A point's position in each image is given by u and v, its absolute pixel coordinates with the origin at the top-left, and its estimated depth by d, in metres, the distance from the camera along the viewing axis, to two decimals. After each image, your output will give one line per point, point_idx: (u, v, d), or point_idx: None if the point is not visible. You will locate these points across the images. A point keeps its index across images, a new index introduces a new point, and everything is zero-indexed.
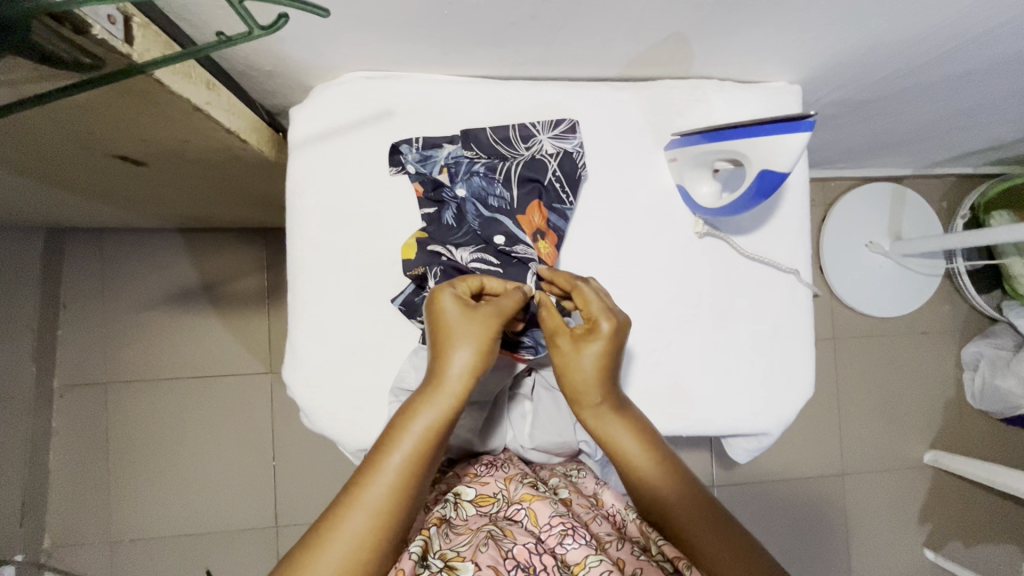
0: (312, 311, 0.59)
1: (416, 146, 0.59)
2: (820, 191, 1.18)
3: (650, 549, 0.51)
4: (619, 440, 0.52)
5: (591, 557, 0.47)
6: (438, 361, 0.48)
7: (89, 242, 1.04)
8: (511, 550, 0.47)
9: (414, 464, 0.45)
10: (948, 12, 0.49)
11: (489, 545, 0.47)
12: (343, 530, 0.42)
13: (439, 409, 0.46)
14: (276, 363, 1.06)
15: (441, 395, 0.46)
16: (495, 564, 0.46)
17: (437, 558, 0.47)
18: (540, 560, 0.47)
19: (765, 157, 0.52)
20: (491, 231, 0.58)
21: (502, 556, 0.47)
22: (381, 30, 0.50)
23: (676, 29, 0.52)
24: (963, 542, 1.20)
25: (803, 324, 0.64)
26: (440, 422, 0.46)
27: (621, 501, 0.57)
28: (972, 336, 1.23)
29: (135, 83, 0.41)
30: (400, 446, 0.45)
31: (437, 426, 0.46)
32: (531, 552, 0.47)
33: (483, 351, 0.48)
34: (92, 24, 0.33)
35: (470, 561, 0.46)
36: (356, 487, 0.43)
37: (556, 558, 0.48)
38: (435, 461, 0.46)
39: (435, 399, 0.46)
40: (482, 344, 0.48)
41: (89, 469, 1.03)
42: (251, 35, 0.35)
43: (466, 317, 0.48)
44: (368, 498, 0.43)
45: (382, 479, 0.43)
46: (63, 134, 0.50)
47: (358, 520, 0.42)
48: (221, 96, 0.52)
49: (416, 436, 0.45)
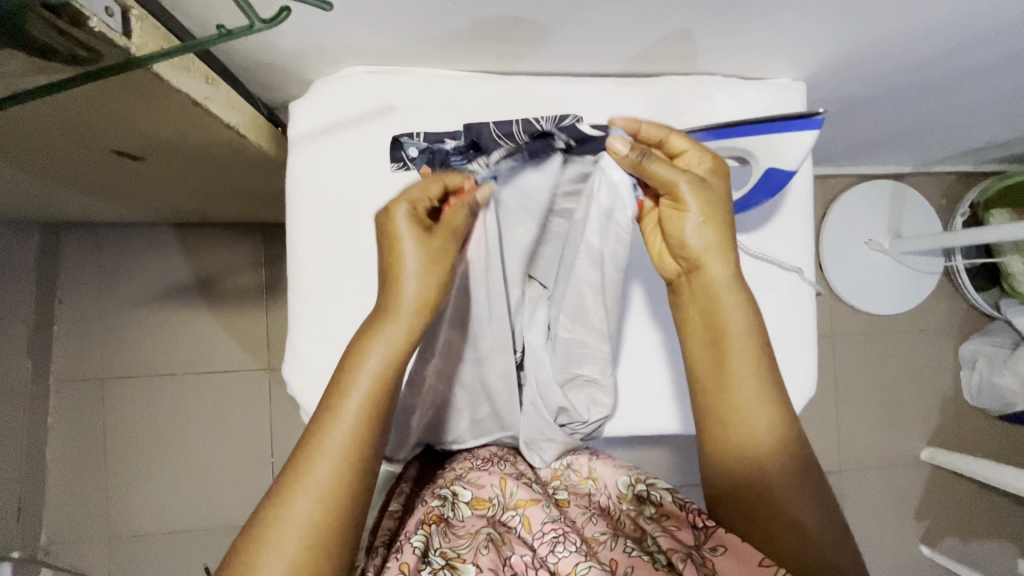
0: (313, 306, 0.58)
1: (419, 139, 0.56)
2: (821, 188, 1.17)
3: (645, 542, 0.52)
4: (730, 324, 0.52)
5: (581, 565, 0.48)
6: (389, 292, 0.47)
7: (83, 238, 1.03)
8: (510, 557, 0.50)
9: (370, 405, 0.46)
10: (957, 8, 0.49)
11: (488, 549, 0.50)
12: (308, 478, 0.44)
13: (390, 345, 0.47)
14: (274, 359, 1.06)
15: (390, 327, 0.47)
16: (495, 567, 0.49)
17: (438, 556, 0.49)
18: (535, 572, 0.49)
19: (772, 154, 0.52)
20: None
21: (500, 562, 0.49)
22: (382, 23, 0.49)
23: (682, 25, 0.51)
24: (959, 538, 1.21)
25: (806, 322, 0.64)
26: (391, 354, 0.47)
27: (614, 478, 0.58)
28: (970, 333, 1.23)
29: (133, 77, 0.40)
30: (353, 389, 0.46)
31: (387, 359, 0.46)
32: (528, 564, 0.50)
33: (433, 274, 0.47)
34: (90, 17, 0.32)
35: (470, 563, 0.48)
36: (316, 435, 0.45)
37: (548, 566, 0.49)
38: (391, 401, 0.48)
39: (389, 331, 0.47)
40: (435, 268, 0.47)
41: (85, 466, 1.03)
42: (253, 29, 0.35)
43: (417, 240, 0.46)
44: (328, 445, 0.44)
45: (340, 426, 0.45)
46: (57, 127, 0.49)
47: (321, 467, 0.44)
48: (220, 90, 0.51)
49: (367, 376, 0.46)
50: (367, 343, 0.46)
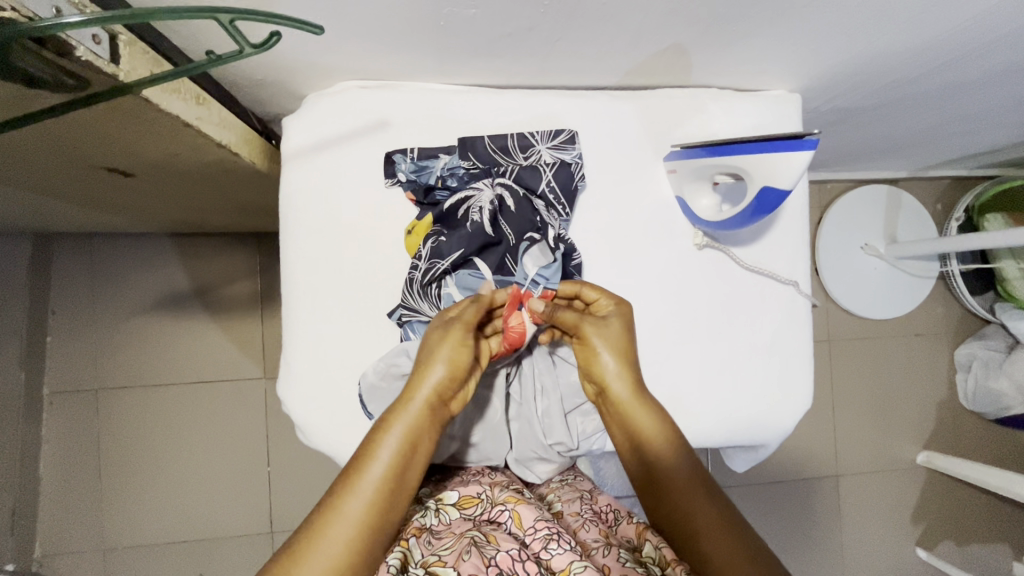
0: (306, 324, 0.58)
1: (411, 156, 0.57)
2: (816, 194, 1.17)
3: (640, 550, 0.51)
4: (647, 429, 0.52)
5: (576, 563, 0.46)
6: (414, 378, 0.49)
7: (76, 248, 1.02)
8: (494, 556, 0.46)
9: (392, 477, 0.45)
10: (951, 22, 0.49)
11: (472, 552, 0.46)
12: (321, 544, 0.41)
13: (414, 421, 0.47)
14: (270, 368, 1.05)
15: (417, 405, 0.48)
16: (477, 572, 0.45)
17: (418, 567, 0.46)
18: (523, 566, 0.46)
19: (766, 174, 0.51)
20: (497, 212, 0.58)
21: (484, 564, 0.45)
22: (376, 40, 0.49)
23: (677, 40, 0.51)
24: (955, 541, 1.22)
25: (803, 335, 0.64)
26: (416, 429, 0.47)
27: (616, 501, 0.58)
28: (965, 337, 1.24)
29: (123, 102, 0.40)
30: (377, 458, 0.45)
31: (412, 434, 0.46)
32: (515, 559, 0.46)
33: (457, 363, 0.50)
34: (77, 46, 0.32)
35: (451, 569, 0.45)
36: (335, 500, 0.43)
37: (541, 564, 0.47)
38: (412, 476, 0.46)
39: (417, 408, 0.48)
40: (457, 356, 0.50)
41: (79, 477, 1.02)
42: (243, 54, 0.34)
43: (444, 335, 0.50)
44: (347, 512, 0.43)
45: (359, 494, 0.43)
46: (46, 148, 0.49)
47: (336, 535, 0.42)
48: (211, 108, 0.50)
49: (392, 446, 0.45)
50: (393, 420, 0.47)
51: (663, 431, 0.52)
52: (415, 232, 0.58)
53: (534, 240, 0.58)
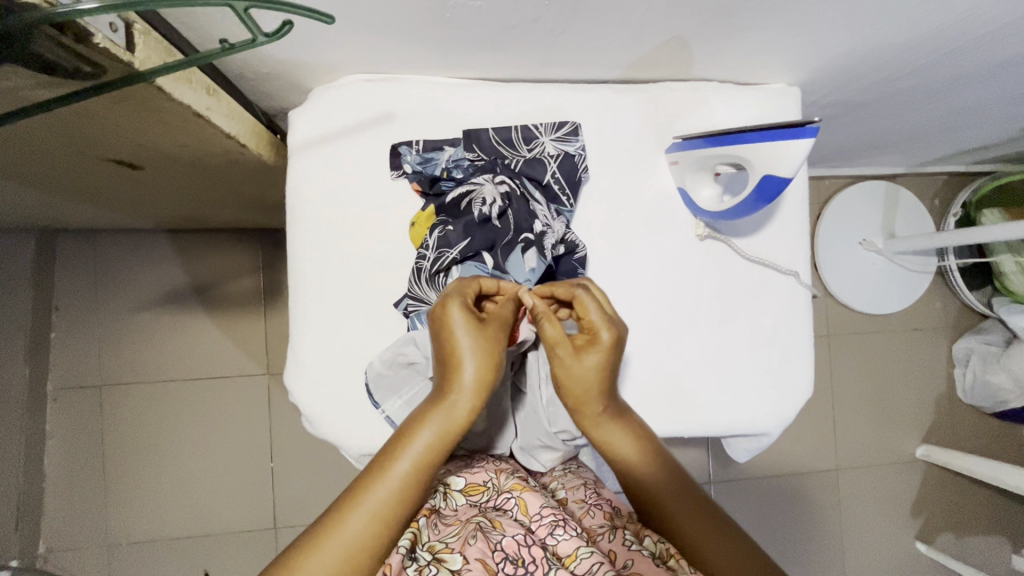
0: (313, 314, 0.58)
1: (416, 148, 0.58)
2: (815, 190, 1.18)
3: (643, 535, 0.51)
4: (621, 446, 0.52)
5: (582, 549, 0.47)
6: (448, 374, 0.47)
7: (79, 245, 1.03)
8: (500, 542, 0.47)
9: (417, 474, 0.45)
10: (949, 15, 0.49)
11: (477, 537, 0.46)
12: (342, 530, 0.42)
13: (447, 420, 0.46)
14: (272, 364, 1.06)
15: (450, 407, 0.46)
16: (484, 557, 0.45)
17: (425, 550, 0.46)
18: (529, 552, 0.46)
19: (767, 162, 0.52)
20: (503, 200, 0.58)
21: (490, 548, 0.46)
22: (382, 33, 0.49)
23: (679, 33, 0.52)
24: (953, 534, 1.23)
25: (803, 325, 0.64)
26: (447, 432, 0.46)
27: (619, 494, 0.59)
28: (964, 332, 1.24)
29: (136, 91, 0.40)
30: (406, 454, 0.45)
31: (444, 436, 0.46)
32: (520, 544, 0.47)
33: (491, 364, 0.48)
34: (93, 33, 0.33)
35: (458, 554, 0.45)
36: (360, 488, 0.44)
37: (547, 548, 0.48)
38: (437, 475, 0.46)
39: (449, 410, 0.46)
40: (491, 355, 0.47)
41: (84, 472, 1.02)
42: (255, 42, 0.35)
43: (473, 329, 0.47)
44: (369, 502, 0.43)
45: (384, 485, 0.44)
46: (57, 139, 0.49)
47: (358, 522, 0.42)
48: (220, 100, 0.51)
49: (422, 445, 0.45)
50: (424, 418, 0.46)
51: (638, 445, 0.52)
52: (419, 224, 0.59)
53: (525, 241, 0.58)
